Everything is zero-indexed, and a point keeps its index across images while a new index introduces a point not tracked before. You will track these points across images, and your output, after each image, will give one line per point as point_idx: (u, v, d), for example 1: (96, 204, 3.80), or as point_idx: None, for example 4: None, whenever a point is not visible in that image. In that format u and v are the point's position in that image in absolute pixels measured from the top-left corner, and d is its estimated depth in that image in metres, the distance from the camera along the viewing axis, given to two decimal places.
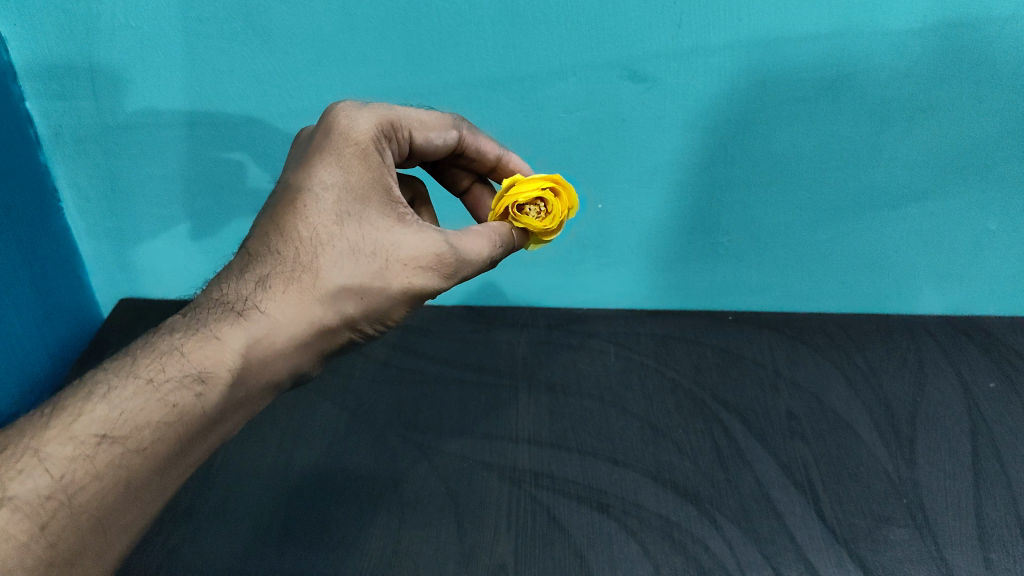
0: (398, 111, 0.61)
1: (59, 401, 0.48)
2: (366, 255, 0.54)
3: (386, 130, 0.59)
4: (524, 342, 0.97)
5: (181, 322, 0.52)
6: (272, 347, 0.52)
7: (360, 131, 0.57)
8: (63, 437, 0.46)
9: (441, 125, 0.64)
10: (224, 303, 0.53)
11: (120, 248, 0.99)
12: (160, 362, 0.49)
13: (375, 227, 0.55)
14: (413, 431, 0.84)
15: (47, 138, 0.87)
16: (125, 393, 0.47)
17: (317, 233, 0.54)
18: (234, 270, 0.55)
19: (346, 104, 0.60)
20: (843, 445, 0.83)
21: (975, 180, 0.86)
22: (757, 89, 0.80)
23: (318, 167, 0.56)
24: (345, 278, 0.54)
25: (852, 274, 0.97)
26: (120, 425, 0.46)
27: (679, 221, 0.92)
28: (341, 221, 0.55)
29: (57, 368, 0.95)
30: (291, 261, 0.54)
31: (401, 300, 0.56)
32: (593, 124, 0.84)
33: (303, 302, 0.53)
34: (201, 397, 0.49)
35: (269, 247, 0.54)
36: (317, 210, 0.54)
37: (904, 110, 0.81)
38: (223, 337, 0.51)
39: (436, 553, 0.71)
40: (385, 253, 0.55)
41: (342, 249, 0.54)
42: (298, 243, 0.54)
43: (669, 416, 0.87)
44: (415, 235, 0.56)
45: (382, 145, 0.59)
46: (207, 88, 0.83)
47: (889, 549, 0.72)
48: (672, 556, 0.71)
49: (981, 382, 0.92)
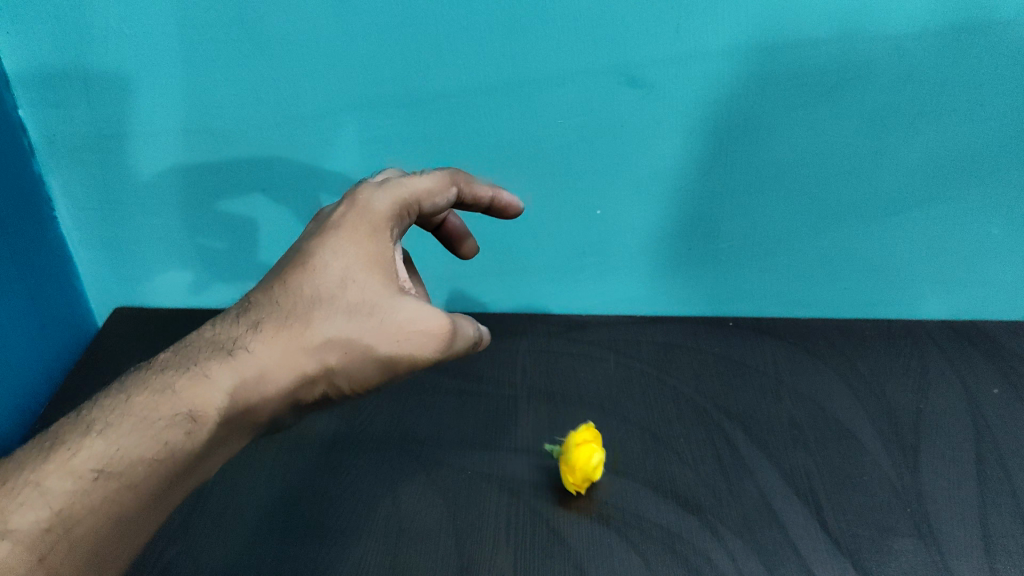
0: (410, 183, 0.59)
1: (58, 433, 0.50)
2: (361, 317, 0.55)
3: (400, 210, 0.58)
4: (523, 351, 0.96)
5: (174, 359, 0.53)
6: (262, 394, 0.54)
7: (373, 210, 0.57)
8: (62, 471, 0.48)
9: (446, 184, 0.61)
10: (217, 344, 0.54)
11: (116, 257, 0.97)
12: (153, 400, 0.51)
13: (375, 295, 0.55)
14: (412, 442, 0.83)
15: (41, 148, 0.87)
16: (122, 429, 0.50)
17: (319, 291, 0.55)
18: (233, 312, 0.56)
19: (365, 183, 0.59)
20: (846, 454, 0.82)
21: (977, 185, 0.86)
22: (757, 95, 0.80)
23: (327, 236, 0.56)
24: (336, 338, 0.54)
25: (854, 280, 0.96)
26: (115, 461, 0.49)
27: (678, 228, 0.92)
28: (342, 287, 0.55)
29: (54, 378, 0.93)
30: (286, 313, 0.55)
31: (388, 365, 0.56)
32: (592, 130, 0.84)
33: (293, 355, 0.54)
34: (190, 436, 0.51)
35: (269, 296, 0.55)
36: (320, 275, 0.55)
37: (905, 115, 0.81)
38: (215, 379, 0.52)
39: (435, 566, 0.70)
40: (378, 317, 0.55)
41: (338, 309, 0.55)
42: (297, 299, 0.55)
43: (671, 425, 0.86)
44: (413, 303, 0.56)
45: (395, 222, 0.58)
46: (202, 97, 0.82)
47: (893, 560, 0.71)
48: (674, 568, 0.70)
49: (984, 389, 0.91)
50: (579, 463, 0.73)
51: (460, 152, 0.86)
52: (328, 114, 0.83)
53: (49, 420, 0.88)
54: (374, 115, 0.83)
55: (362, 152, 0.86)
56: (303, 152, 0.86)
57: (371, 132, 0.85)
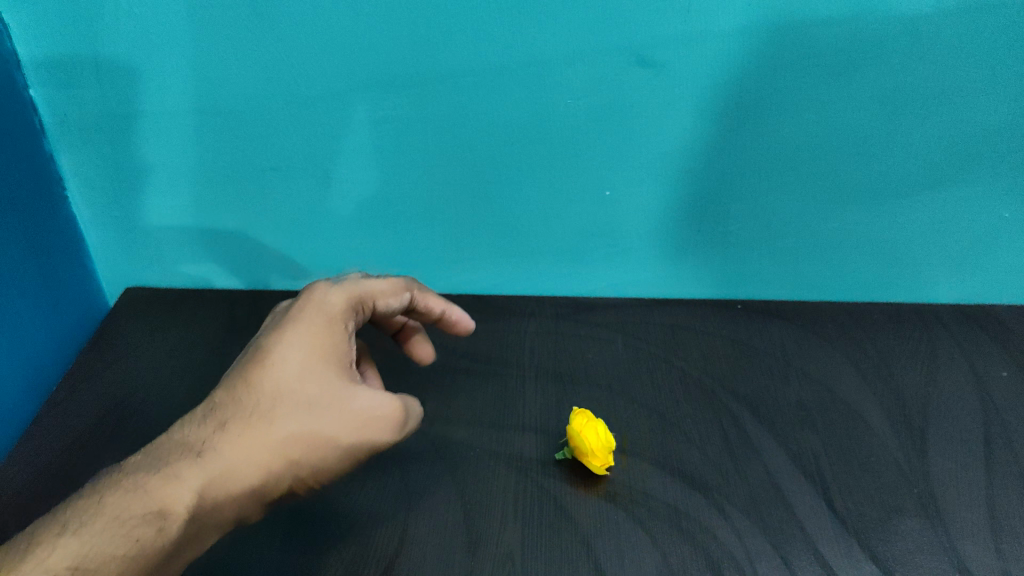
0: (367, 284, 0.74)
1: (34, 534, 0.57)
2: (319, 407, 0.66)
3: (356, 306, 0.72)
4: (531, 333, 0.96)
5: (145, 462, 0.63)
6: (226, 486, 0.63)
7: (328, 309, 0.70)
8: (41, 567, 0.55)
9: (401, 289, 0.76)
10: (185, 444, 0.64)
11: (126, 238, 0.97)
12: (126, 500, 0.60)
13: (327, 387, 0.67)
14: (420, 421, 0.84)
15: (52, 127, 0.87)
16: (97, 528, 0.58)
17: (277, 387, 0.66)
18: (198, 414, 0.67)
19: (323, 283, 0.73)
20: (853, 435, 0.83)
21: (990, 167, 0.85)
22: (767, 77, 0.80)
23: (286, 334, 0.68)
24: (293, 429, 0.66)
25: (865, 264, 0.96)
26: (89, 558, 0.56)
27: (688, 210, 0.91)
28: (299, 379, 0.67)
29: (66, 354, 0.92)
30: (248, 409, 0.66)
31: (346, 450, 0.67)
32: (601, 111, 0.84)
33: (253, 449, 0.65)
34: (162, 531, 0.60)
35: (231, 397, 0.66)
36: (280, 371, 0.67)
37: (917, 96, 0.80)
38: (183, 476, 0.62)
39: (443, 541, 0.71)
40: (336, 406, 0.67)
41: (299, 401, 0.66)
42: (258, 394, 0.66)
43: (678, 405, 0.86)
44: (368, 392, 0.69)
45: (351, 318, 0.71)
46: (212, 76, 0.82)
47: (899, 539, 0.71)
48: (681, 545, 0.70)
49: (993, 372, 0.91)
50: (594, 442, 0.74)
51: (469, 132, 0.86)
52: (338, 95, 0.83)
53: (59, 396, 0.88)
54: (383, 95, 0.83)
55: (371, 132, 0.86)
56: (313, 131, 0.86)
57: (381, 112, 0.85)
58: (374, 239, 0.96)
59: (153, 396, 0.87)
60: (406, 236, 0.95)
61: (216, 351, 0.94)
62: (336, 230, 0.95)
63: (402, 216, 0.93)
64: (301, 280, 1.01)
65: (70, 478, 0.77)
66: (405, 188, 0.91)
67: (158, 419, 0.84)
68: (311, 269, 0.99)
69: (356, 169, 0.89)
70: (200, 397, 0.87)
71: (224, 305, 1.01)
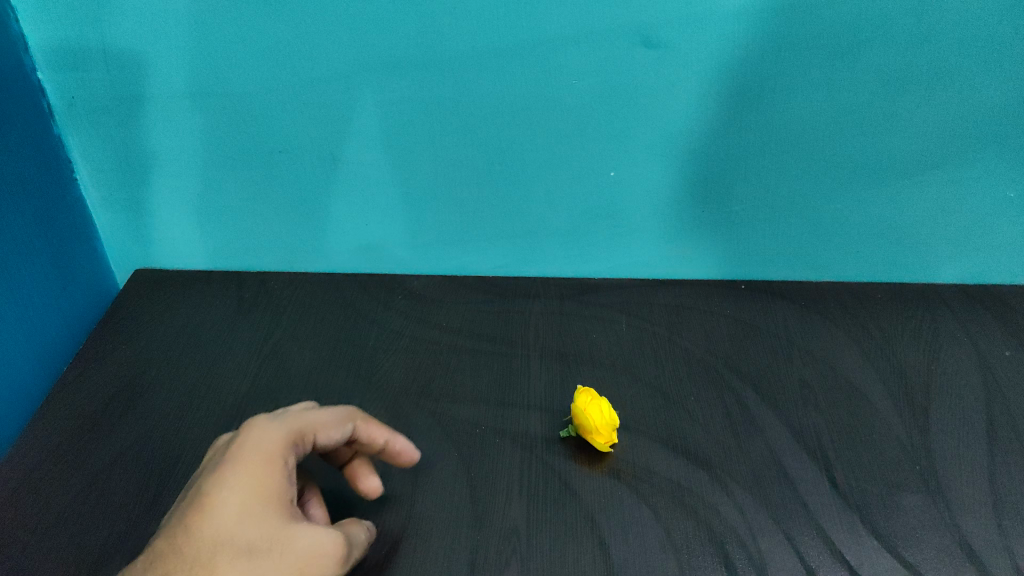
0: (307, 417, 0.67)
1: None
2: (262, 550, 0.57)
3: (296, 440, 0.65)
4: (536, 313, 0.97)
5: None
6: None
7: (270, 443, 0.63)
8: None
9: (343, 420, 0.69)
10: None
11: (134, 220, 0.98)
12: None
13: (273, 527, 0.58)
14: (426, 399, 0.85)
15: (61, 110, 0.88)
16: None
17: (218, 533, 0.57)
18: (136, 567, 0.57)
19: (262, 418, 0.66)
20: (856, 413, 0.83)
21: (994, 145, 0.85)
22: (771, 56, 0.80)
23: (227, 473, 0.60)
24: None
25: (869, 244, 0.96)
26: None
27: (692, 190, 0.92)
28: (242, 520, 0.58)
29: (77, 334, 0.93)
30: (188, 559, 0.56)
31: None
32: (605, 91, 0.84)
33: None
34: None
35: (169, 546, 0.57)
36: (222, 510, 0.58)
37: (921, 75, 0.81)
38: None
39: (449, 516, 0.72)
40: (280, 547, 0.58)
41: (239, 546, 0.57)
42: (199, 541, 0.57)
43: (682, 384, 0.86)
44: (311, 529, 0.60)
45: (291, 451, 0.64)
46: (218, 58, 0.83)
47: (901, 515, 0.72)
48: (684, 520, 0.71)
49: (996, 351, 0.91)
50: (596, 418, 0.75)
51: (474, 112, 0.86)
52: (343, 77, 0.84)
53: (71, 375, 0.89)
54: (389, 77, 0.84)
55: (376, 113, 0.87)
56: (319, 113, 0.87)
57: (386, 93, 0.85)
58: (380, 220, 0.96)
59: (163, 375, 0.89)
60: (412, 217, 0.96)
61: (224, 331, 0.95)
62: (342, 211, 0.95)
63: (407, 197, 0.94)
64: (307, 261, 1.02)
65: (83, 455, 0.79)
66: (410, 169, 0.91)
67: (168, 398, 0.85)
68: (317, 250, 1.00)
69: (361, 150, 0.90)
70: (209, 377, 0.88)
71: (232, 286, 1.02)
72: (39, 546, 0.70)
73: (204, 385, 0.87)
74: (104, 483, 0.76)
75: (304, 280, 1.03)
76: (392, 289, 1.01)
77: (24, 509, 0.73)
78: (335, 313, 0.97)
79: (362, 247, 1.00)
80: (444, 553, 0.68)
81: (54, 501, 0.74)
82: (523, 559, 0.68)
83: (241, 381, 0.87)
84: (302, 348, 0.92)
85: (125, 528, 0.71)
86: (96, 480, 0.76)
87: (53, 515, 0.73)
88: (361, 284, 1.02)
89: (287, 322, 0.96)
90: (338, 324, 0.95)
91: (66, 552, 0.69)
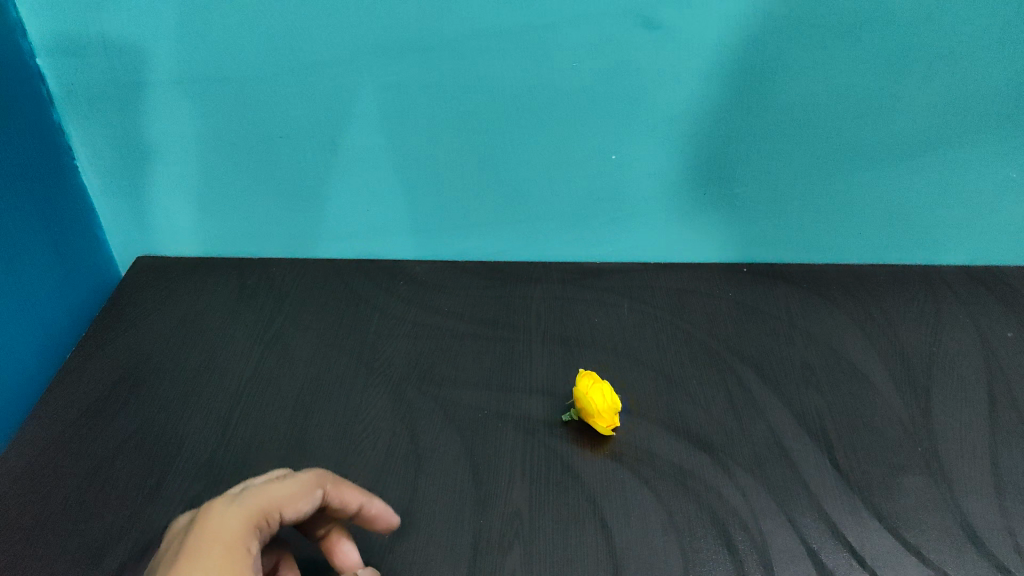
0: (270, 493, 0.58)
1: None
2: None
3: (258, 523, 0.56)
4: (538, 297, 0.96)
5: None
6: None
7: (227, 531, 0.54)
8: None
9: (312, 486, 0.59)
10: None
11: (135, 207, 0.98)
12: None
13: None
14: (429, 384, 0.85)
15: (60, 97, 0.87)
16: None
17: None
18: None
19: (218, 498, 0.57)
20: (858, 395, 0.83)
21: (997, 125, 0.85)
22: (773, 36, 0.80)
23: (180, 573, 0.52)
24: None
25: (871, 226, 0.95)
26: None
27: (694, 173, 0.91)
28: None
29: (80, 322, 0.93)
30: None
31: None
32: (606, 73, 0.84)
33: None
34: None
35: None
36: None
37: (924, 54, 0.81)
38: None
39: (452, 499, 0.72)
40: None
41: None
42: None
43: (684, 367, 0.86)
44: None
45: (254, 536, 0.55)
46: (217, 43, 0.83)
47: (903, 497, 0.72)
48: (686, 503, 0.72)
49: (999, 332, 0.91)
50: (599, 403, 0.75)
51: (474, 96, 0.86)
52: (342, 62, 0.84)
53: (75, 362, 0.89)
54: (388, 60, 0.83)
55: (376, 98, 0.86)
56: (319, 98, 0.87)
57: (386, 78, 0.85)
58: (381, 205, 0.96)
59: (167, 362, 0.89)
60: (412, 202, 0.95)
61: (227, 318, 0.95)
62: (343, 196, 0.95)
63: (407, 182, 0.93)
64: (308, 246, 1.02)
65: (87, 443, 0.79)
66: (411, 154, 0.91)
67: (172, 385, 0.86)
68: (317, 236, 1.00)
69: (361, 135, 0.90)
70: (211, 364, 0.88)
71: (235, 273, 1.02)
72: (45, 532, 0.71)
73: (206, 372, 0.87)
74: (109, 470, 0.76)
75: (306, 266, 1.02)
76: (393, 274, 1.01)
77: (29, 497, 0.74)
78: (336, 299, 0.97)
79: (363, 233, 0.99)
80: (448, 537, 0.69)
81: (59, 488, 0.75)
82: (526, 542, 0.68)
83: (243, 368, 0.88)
84: (304, 335, 0.92)
85: (130, 514, 0.72)
86: (100, 466, 0.77)
87: (57, 501, 0.73)
88: (363, 269, 1.02)
89: (288, 309, 0.96)
90: (340, 311, 0.95)
91: (72, 539, 0.70)
